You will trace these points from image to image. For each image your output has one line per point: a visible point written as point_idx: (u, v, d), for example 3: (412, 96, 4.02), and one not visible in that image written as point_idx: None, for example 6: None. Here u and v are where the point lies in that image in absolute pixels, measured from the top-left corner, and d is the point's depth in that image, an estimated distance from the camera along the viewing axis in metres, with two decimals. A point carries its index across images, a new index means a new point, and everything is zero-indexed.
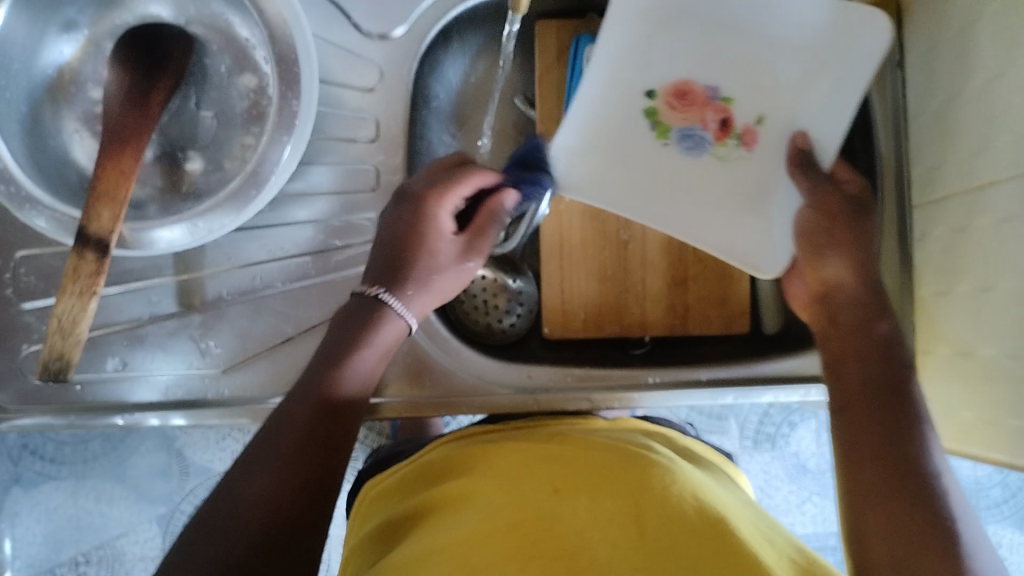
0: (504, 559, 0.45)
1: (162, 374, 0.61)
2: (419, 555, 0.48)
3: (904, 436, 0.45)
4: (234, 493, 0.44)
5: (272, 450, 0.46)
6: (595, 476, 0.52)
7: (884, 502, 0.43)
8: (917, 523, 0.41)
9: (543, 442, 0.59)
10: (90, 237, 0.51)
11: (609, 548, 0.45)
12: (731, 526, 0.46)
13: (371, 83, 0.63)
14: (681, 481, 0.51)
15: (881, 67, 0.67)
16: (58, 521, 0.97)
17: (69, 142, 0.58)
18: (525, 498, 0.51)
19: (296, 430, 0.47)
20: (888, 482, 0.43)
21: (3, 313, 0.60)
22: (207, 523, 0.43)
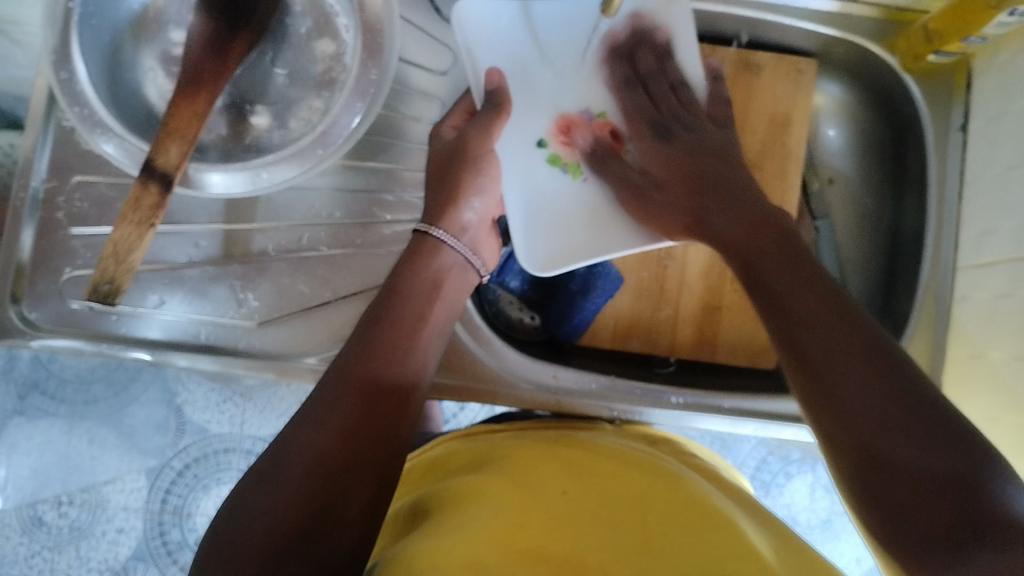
0: (512, 553, 0.44)
1: (196, 318, 0.62)
2: (424, 540, 0.47)
3: (832, 330, 0.40)
4: (316, 424, 0.45)
5: (357, 374, 0.48)
6: (604, 482, 0.52)
7: (864, 427, 0.37)
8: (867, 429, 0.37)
9: (554, 442, 0.60)
10: (156, 169, 0.51)
11: (616, 545, 0.45)
12: (743, 534, 0.47)
13: (444, 67, 0.64)
14: (691, 496, 0.51)
15: (944, 128, 0.67)
16: (49, 458, 0.98)
17: (143, 78, 0.59)
18: (536, 499, 0.51)
19: (367, 362, 0.48)
20: (857, 403, 0.38)
21: (51, 234, 0.61)
22: (281, 457, 0.44)
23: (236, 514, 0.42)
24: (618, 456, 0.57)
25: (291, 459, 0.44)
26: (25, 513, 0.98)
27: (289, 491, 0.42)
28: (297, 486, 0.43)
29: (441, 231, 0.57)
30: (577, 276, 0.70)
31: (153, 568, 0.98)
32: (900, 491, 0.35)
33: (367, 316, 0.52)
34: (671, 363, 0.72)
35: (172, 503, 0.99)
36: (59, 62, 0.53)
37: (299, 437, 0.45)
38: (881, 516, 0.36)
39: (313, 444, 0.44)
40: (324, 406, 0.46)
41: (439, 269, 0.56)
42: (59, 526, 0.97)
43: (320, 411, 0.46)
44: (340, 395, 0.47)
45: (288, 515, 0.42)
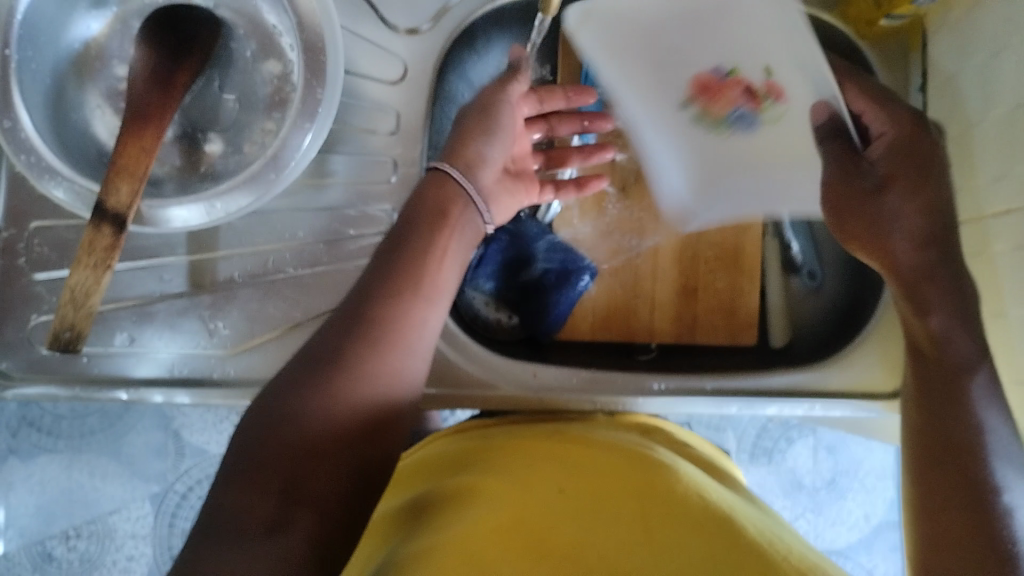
0: (515, 555, 0.44)
1: (170, 352, 0.61)
2: (419, 546, 0.47)
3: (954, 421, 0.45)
4: (323, 373, 0.44)
5: (364, 329, 0.46)
6: (601, 478, 0.52)
7: (937, 474, 0.44)
8: (952, 537, 0.41)
9: (542, 438, 0.59)
10: (108, 211, 0.51)
11: (616, 538, 0.46)
12: (737, 524, 0.48)
13: (393, 75, 0.63)
14: (685, 487, 0.51)
15: (904, 89, 0.67)
16: (51, 495, 0.98)
17: (90, 116, 0.59)
18: (534, 497, 0.50)
19: (379, 315, 0.46)
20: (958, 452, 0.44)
21: (15, 281, 0.60)
22: (287, 407, 0.43)
23: (212, 507, 0.41)
24: (613, 449, 0.56)
25: (272, 447, 0.42)
26: (34, 549, 0.97)
27: (269, 489, 0.41)
28: (278, 483, 0.41)
29: (454, 169, 0.53)
30: (551, 270, 0.70)
31: None
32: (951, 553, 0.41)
33: (382, 253, 0.49)
34: (653, 349, 0.72)
35: (179, 526, 0.99)
36: (1, 111, 0.52)
37: (305, 387, 0.44)
38: (927, 525, 0.43)
39: (292, 431, 0.42)
40: (328, 356, 0.45)
41: (450, 208, 0.52)
42: (69, 559, 0.97)
43: (305, 390, 0.43)
44: (348, 342, 0.45)
45: (279, 476, 0.41)
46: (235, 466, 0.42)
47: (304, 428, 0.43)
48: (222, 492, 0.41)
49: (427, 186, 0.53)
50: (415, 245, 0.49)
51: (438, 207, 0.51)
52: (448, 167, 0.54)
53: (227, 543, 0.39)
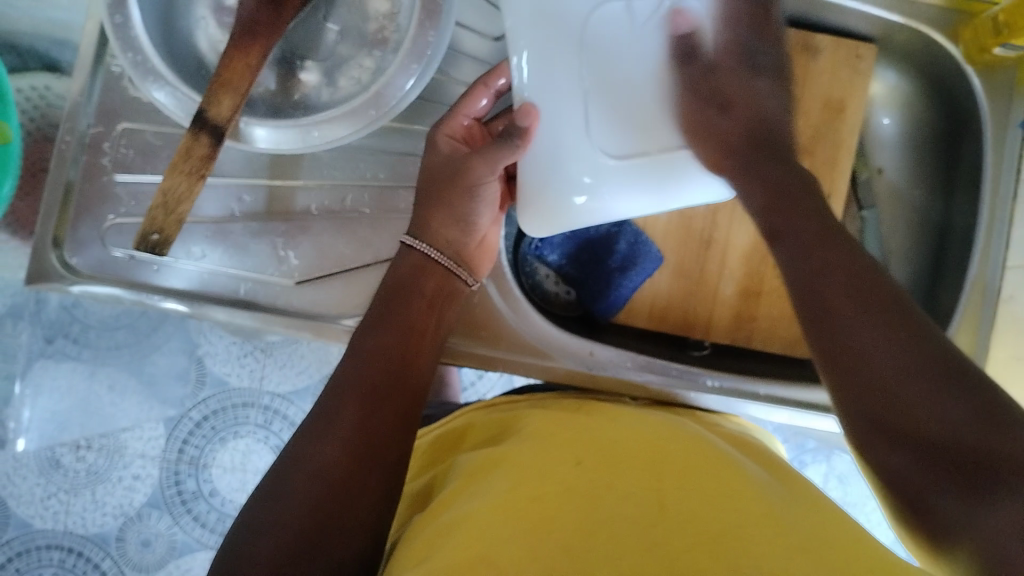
0: (524, 533, 0.43)
1: (237, 273, 0.61)
2: (436, 525, 0.46)
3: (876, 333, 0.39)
4: (316, 435, 0.47)
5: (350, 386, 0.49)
6: (619, 449, 0.51)
7: (847, 363, 0.40)
8: (896, 398, 0.37)
9: (572, 411, 0.59)
10: (208, 121, 0.50)
11: (631, 511, 0.44)
12: (759, 496, 0.46)
13: (497, 31, 0.62)
14: (705, 460, 0.50)
15: (1003, 124, 0.66)
16: (72, 402, 0.99)
17: (195, 26, 0.58)
18: (548, 471, 0.49)
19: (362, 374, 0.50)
20: (871, 371, 0.39)
21: (96, 179, 0.60)
22: (287, 470, 0.46)
23: (247, 550, 0.42)
24: (638, 423, 0.56)
25: (288, 493, 0.45)
26: (44, 455, 0.98)
27: (292, 527, 0.43)
28: (303, 517, 0.44)
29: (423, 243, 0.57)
30: (617, 253, 0.69)
31: (168, 516, 0.98)
32: (906, 452, 0.37)
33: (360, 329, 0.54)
34: (704, 346, 0.72)
35: (188, 454, 0.99)
36: (115, 6, 0.52)
37: (304, 448, 0.47)
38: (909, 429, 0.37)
39: (301, 473, 0.45)
40: (319, 418, 0.48)
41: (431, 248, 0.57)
42: (76, 470, 0.98)
43: (307, 436, 0.47)
44: (337, 403, 0.49)
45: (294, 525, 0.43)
46: (253, 520, 0.44)
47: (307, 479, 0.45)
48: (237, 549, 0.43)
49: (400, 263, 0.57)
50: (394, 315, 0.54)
51: (416, 273, 0.57)
52: (420, 243, 0.57)
53: None
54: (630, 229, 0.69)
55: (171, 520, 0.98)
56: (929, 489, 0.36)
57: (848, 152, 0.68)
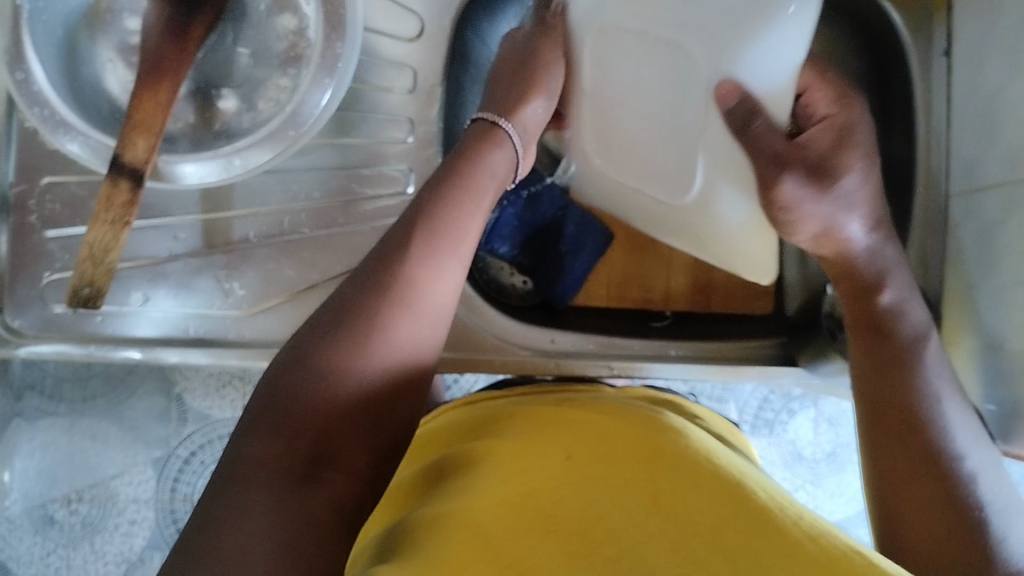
0: (515, 528, 0.42)
1: (184, 311, 0.61)
2: (430, 516, 0.45)
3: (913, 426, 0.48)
4: (353, 328, 0.43)
5: (401, 273, 0.45)
6: (609, 445, 0.50)
7: (883, 426, 0.49)
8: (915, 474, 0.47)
9: (551, 407, 0.59)
10: (125, 165, 0.50)
11: (625, 507, 0.43)
12: (747, 491, 0.45)
13: (410, 32, 0.62)
14: (695, 453, 0.49)
15: (927, 55, 0.66)
16: (55, 457, 0.97)
17: (102, 70, 0.57)
18: (540, 466, 0.48)
19: (423, 266, 0.45)
20: (908, 450, 0.47)
21: (26, 239, 0.59)
22: (313, 355, 0.42)
23: (239, 449, 0.40)
24: (624, 416, 0.55)
25: (300, 395, 0.41)
26: (36, 513, 0.97)
27: (293, 445, 0.40)
28: (307, 436, 0.41)
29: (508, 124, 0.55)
30: (567, 237, 0.72)
31: (169, 556, 0.99)
32: (928, 517, 0.45)
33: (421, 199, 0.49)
34: (667, 316, 0.71)
35: (181, 491, 0.99)
36: (13, 63, 0.51)
37: (334, 339, 0.42)
38: (908, 516, 0.46)
39: (317, 384, 0.42)
40: (358, 308, 0.44)
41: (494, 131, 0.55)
42: (71, 523, 0.97)
43: (334, 333, 0.43)
44: (378, 290, 0.44)
45: (304, 439, 0.41)
46: (259, 414, 0.41)
47: (333, 383, 0.42)
48: (241, 449, 0.40)
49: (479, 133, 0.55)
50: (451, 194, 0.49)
51: (482, 168, 0.52)
52: (501, 120, 0.56)
53: (237, 503, 0.38)
54: (576, 210, 0.71)
55: None
56: (918, 531, 0.45)
57: None
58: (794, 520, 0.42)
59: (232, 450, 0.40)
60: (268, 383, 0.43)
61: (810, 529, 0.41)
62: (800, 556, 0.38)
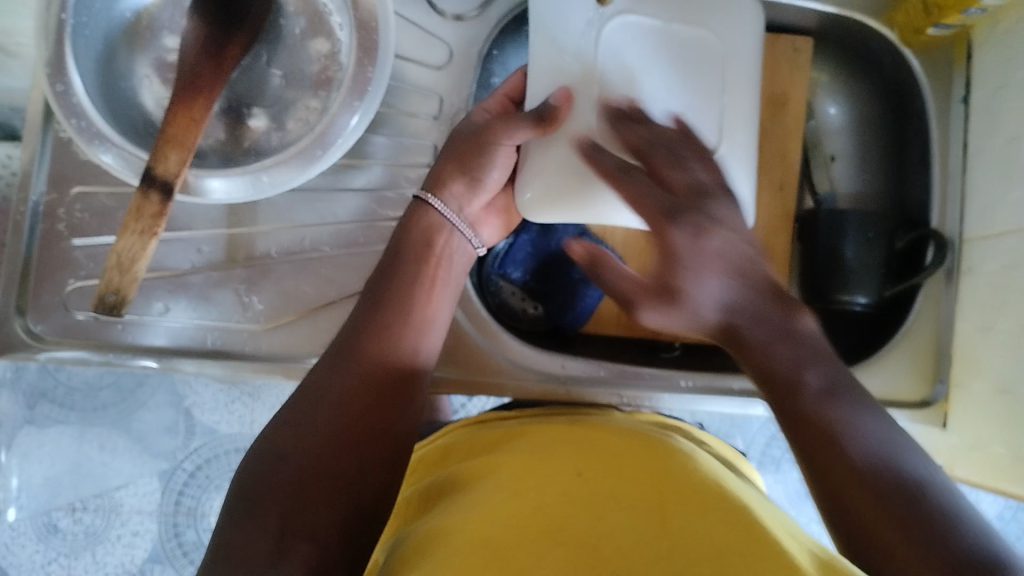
0: (525, 537, 0.42)
1: (201, 321, 0.62)
2: (432, 531, 0.46)
3: (829, 372, 0.40)
4: (302, 419, 0.45)
5: (346, 361, 0.47)
6: (619, 462, 0.51)
7: (800, 356, 0.41)
8: (831, 412, 0.39)
9: (563, 425, 0.59)
10: (156, 178, 0.51)
11: (636, 529, 0.42)
12: (757, 521, 0.44)
13: (439, 60, 0.63)
14: (705, 479, 0.49)
15: (945, 101, 0.67)
16: (61, 465, 0.98)
17: (138, 84, 0.59)
18: (545, 481, 0.49)
19: (365, 347, 0.48)
20: (810, 390, 0.40)
21: (52, 245, 0.60)
22: (273, 445, 0.44)
23: (216, 541, 0.40)
24: (636, 437, 0.55)
25: (267, 482, 0.42)
26: (40, 520, 0.97)
27: (268, 524, 0.40)
28: (275, 520, 0.41)
29: (439, 201, 0.56)
30: (580, 264, 0.70)
31: (170, 570, 0.97)
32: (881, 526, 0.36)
33: (372, 290, 0.51)
34: (676, 346, 0.71)
35: (184, 506, 0.99)
36: (54, 74, 0.53)
37: (291, 428, 0.44)
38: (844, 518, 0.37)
39: (274, 468, 0.42)
40: (304, 401, 0.46)
41: (438, 239, 0.55)
42: (75, 532, 0.97)
43: (285, 429, 0.44)
44: (326, 377, 0.47)
45: (276, 517, 0.41)
46: (238, 505, 0.41)
47: (284, 459, 0.43)
48: (220, 542, 0.40)
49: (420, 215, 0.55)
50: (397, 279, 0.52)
51: (426, 236, 0.54)
52: (433, 199, 0.56)
53: None
54: None
55: (174, 573, 0.98)
56: (854, 503, 0.37)
57: (797, 141, 0.69)
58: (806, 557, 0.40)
59: (214, 541, 0.40)
60: (246, 467, 0.44)
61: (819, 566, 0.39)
62: None
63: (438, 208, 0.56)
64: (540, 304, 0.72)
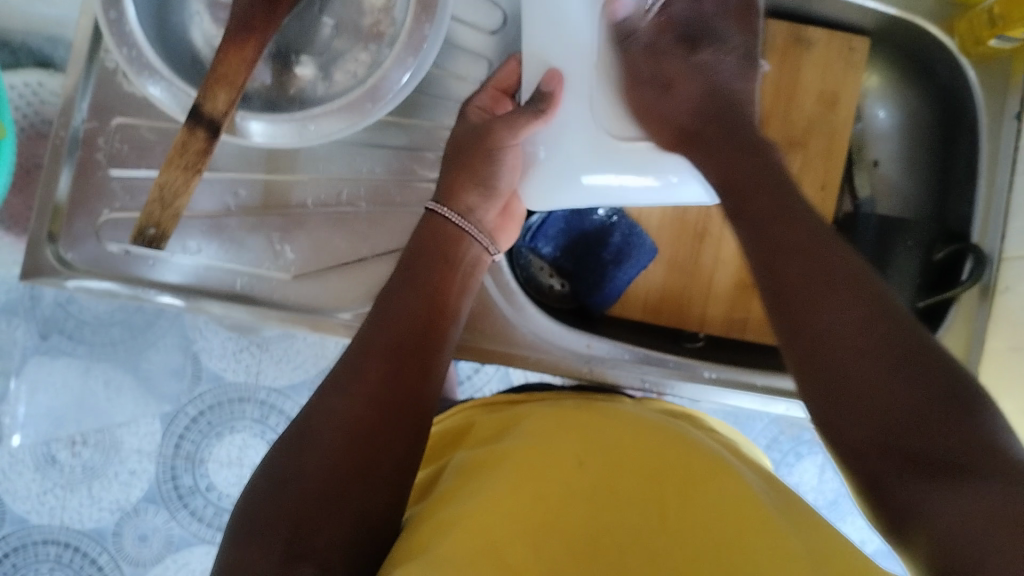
0: (531, 528, 0.44)
1: (230, 265, 0.61)
2: (432, 522, 0.45)
3: (809, 271, 0.41)
4: (308, 436, 0.46)
5: (352, 374, 0.49)
6: (623, 451, 0.50)
7: (790, 262, 0.42)
8: (848, 303, 0.39)
9: (572, 408, 0.58)
10: (204, 115, 0.50)
11: (634, 536, 0.44)
12: (765, 514, 0.44)
13: (493, 25, 0.63)
14: (715, 468, 0.49)
15: (999, 115, 0.66)
16: (67, 396, 0.98)
17: (190, 20, 0.58)
18: (547, 469, 0.48)
19: (373, 362, 0.50)
20: (804, 289, 0.41)
21: (89, 174, 0.60)
22: (279, 468, 0.45)
23: (229, 563, 0.42)
24: (644, 423, 0.55)
25: (278, 501, 0.43)
26: (39, 450, 0.98)
27: (278, 538, 0.42)
28: (285, 531, 0.42)
29: (448, 210, 0.58)
30: (612, 245, 0.70)
31: (164, 511, 0.98)
32: (885, 406, 0.36)
33: (376, 310, 0.53)
34: (700, 337, 0.71)
35: (184, 449, 0.99)
36: (109, 1, 0.52)
37: (294, 448, 0.46)
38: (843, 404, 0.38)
39: (284, 487, 0.44)
40: (310, 420, 0.47)
41: (454, 252, 0.57)
42: (72, 466, 0.98)
43: (290, 449, 0.46)
44: (334, 391, 0.48)
45: (286, 530, 0.42)
46: (247, 526, 0.43)
47: (290, 477, 0.44)
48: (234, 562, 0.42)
49: (429, 234, 0.57)
50: (403, 298, 0.53)
51: (438, 253, 0.56)
52: (444, 210, 0.58)
53: None
54: (624, 221, 0.69)
55: (168, 515, 0.98)
56: (852, 372, 0.38)
57: (843, 143, 0.68)
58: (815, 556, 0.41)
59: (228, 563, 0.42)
60: (254, 490, 0.45)
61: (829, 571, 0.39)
62: None
63: (443, 232, 0.58)
64: (567, 281, 0.73)
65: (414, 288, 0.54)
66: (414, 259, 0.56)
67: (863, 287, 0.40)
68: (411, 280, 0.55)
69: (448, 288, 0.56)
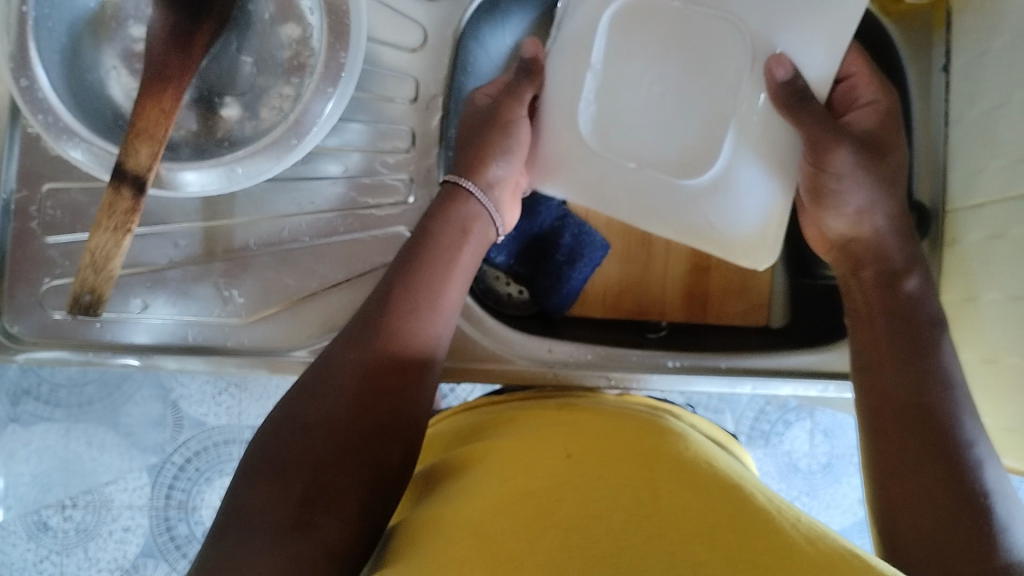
0: (521, 525, 0.41)
1: (180, 317, 0.61)
2: (431, 519, 0.46)
3: (913, 400, 0.49)
4: (331, 386, 0.48)
5: (378, 327, 0.50)
6: (608, 450, 0.50)
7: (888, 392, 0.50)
8: (928, 443, 0.47)
9: (552, 408, 0.59)
10: (127, 173, 0.50)
11: (625, 509, 0.42)
12: (745, 493, 0.44)
13: (413, 43, 0.62)
14: (694, 458, 0.49)
15: (926, 69, 0.67)
16: (50, 462, 0.97)
17: (106, 77, 0.58)
18: (536, 466, 0.48)
19: (397, 318, 0.51)
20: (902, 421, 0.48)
21: (25, 244, 0.59)
22: (298, 415, 0.47)
23: (234, 503, 0.44)
24: (621, 418, 0.56)
25: (291, 450, 0.45)
26: (30, 519, 0.97)
27: (291, 492, 0.44)
28: (298, 485, 0.44)
29: (470, 184, 0.57)
30: (563, 246, 0.71)
31: (164, 563, 0.97)
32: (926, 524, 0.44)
33: (398, 267, 0.53)
34: (662, 326, 0.71)
35: (175, 498, 0.98)
36: (19, 70, 0.52)
37: (316, 397, 0.47)
38: (909, 517, 0.45)
39: (301, 435, 0.46)
40: (332, 368, 0.49)
41: (472, 227, 0.56)
42: (65, 529, 0.97)
43: (311, 396, 0.48)
44: (362, 342, 0.49)
45: (297, 483, 0.44)
46: (260, 469, 0.45)
47: (309, 427, 0.46)
48: (239, 504, 0.43)
49: (446, 201, 0.56)
50: (423, 259, 0.53)
51: (460, 223, 0.56)
52: (466, 182, 0.57)
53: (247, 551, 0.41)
54: (573, 221, 0.71)
55: (168, 566, 0.97)
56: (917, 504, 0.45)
57: None
58: (794, 524, 0.41)
59: (232, 503, 0.44)
60: (269, 435, 0.47)
61: (810, 537, 0.40)
62: (797, 556, 0.37)
63: (458, 202, 0.56)
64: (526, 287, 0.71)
65: (433, 253, 0.54)
66: (431, 220, 0.55)
67: (942, 432, 0.47)
68: (431, 243, 0.54)
69: (464, 258, 0.55)
